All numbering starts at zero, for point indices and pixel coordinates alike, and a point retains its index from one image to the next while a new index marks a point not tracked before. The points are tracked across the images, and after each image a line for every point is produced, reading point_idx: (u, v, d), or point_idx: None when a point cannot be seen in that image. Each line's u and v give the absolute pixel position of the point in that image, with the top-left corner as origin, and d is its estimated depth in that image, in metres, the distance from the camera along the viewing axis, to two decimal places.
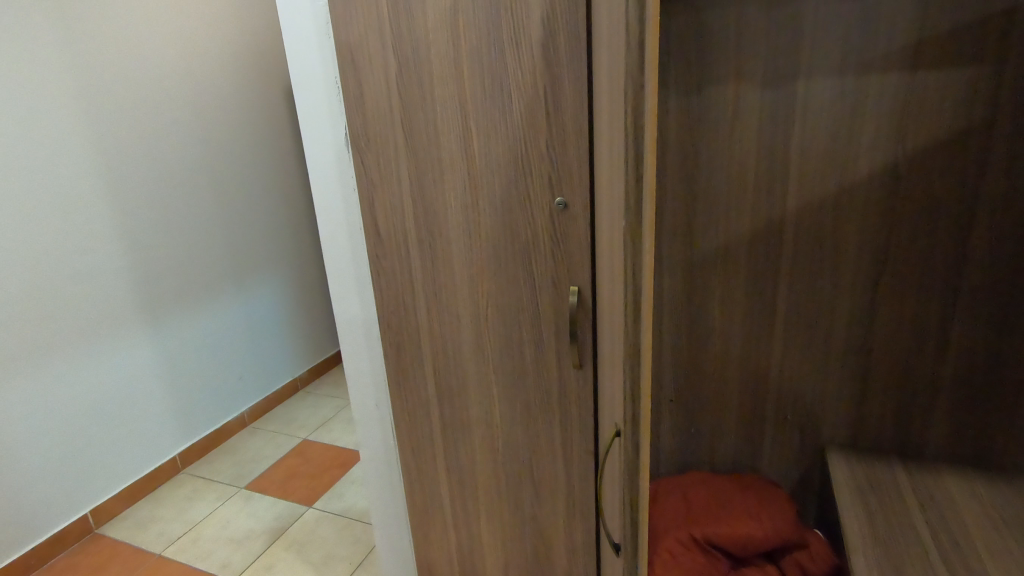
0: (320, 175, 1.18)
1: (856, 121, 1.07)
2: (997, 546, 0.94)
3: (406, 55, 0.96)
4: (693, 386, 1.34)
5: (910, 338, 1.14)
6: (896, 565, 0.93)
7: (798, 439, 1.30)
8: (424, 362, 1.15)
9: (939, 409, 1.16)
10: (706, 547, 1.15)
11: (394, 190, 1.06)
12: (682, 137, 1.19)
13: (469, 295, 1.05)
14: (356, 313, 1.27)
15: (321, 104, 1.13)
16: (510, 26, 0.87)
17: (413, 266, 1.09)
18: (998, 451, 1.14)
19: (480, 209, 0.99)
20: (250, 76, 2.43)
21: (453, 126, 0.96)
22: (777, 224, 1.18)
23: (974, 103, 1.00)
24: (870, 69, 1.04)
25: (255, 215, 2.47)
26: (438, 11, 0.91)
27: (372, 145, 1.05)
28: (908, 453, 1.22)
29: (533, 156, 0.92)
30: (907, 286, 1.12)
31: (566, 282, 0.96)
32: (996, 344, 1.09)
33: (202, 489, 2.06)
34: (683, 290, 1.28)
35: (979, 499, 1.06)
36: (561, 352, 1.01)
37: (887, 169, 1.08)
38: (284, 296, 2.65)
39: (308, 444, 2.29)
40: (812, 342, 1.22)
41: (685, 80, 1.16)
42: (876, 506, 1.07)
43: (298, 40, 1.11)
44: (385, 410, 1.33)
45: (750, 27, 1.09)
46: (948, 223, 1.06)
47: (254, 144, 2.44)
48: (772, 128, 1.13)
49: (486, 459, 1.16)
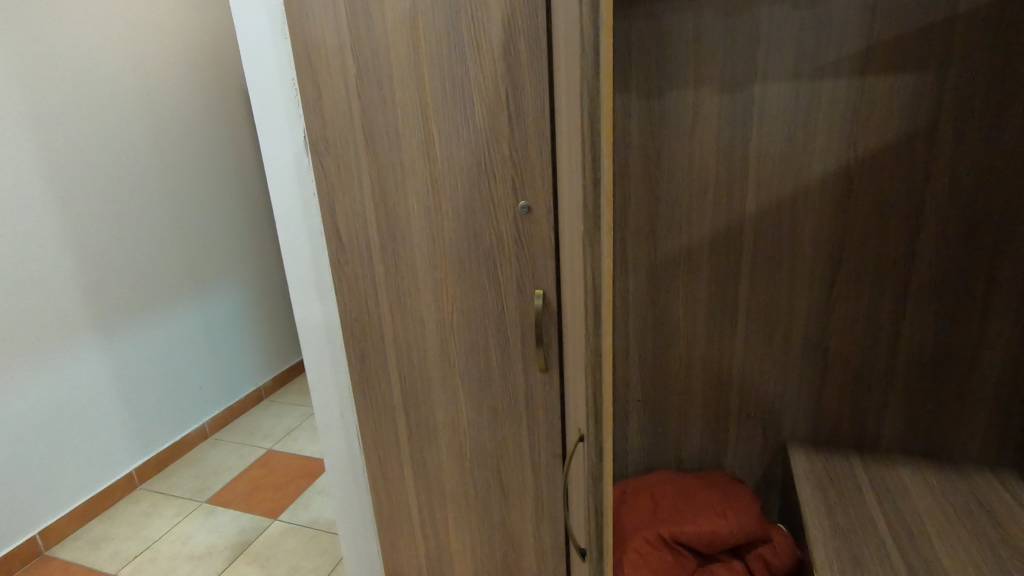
0: (278, 178, 1.15)
1: (810, 126, 1.11)
2: (947, 535, 0.98)
3: (366, 57, 0.94)
4: (659, 386, 1.36)
5: (864, 335, 1.18)
6: (855, 557, 0.95)
7: (760, 436, 1.33)
8: (389, 369, 1.14)
9: (892, 403, 1.21)
10: (674, 545, 1.16)
11: (355, 195, 1.04)
12: (644, 141, 1.21)
13: (434, 300, 1.04)
14: (318, 320, 1.24)
15: (278, 105, 1.10)
16: (471, 29, 0.87)
17: (376, 270, 1.07)
18: (947, 442, 1.19)
19: (444, 213, 0.98)
20: (207, 77, 2.36)
21: (415, 128, 0.95)
22: (737, 225, 1.20)
23: (919, 108, 1.04)
24: (822, 75, 1.07)
25: (214, 220, 2.39)
26: (397, 12, 0.89)
27: (331, 149, 1.03)
28: (864, 447, 1.25)
29: (496, 160, 0.92)
30: (861, 286, 1.16)
31: (531, 286, 0.96)
32: (943, 339, 1.13)
33: (160, 504, 1.98)
34: (648, 291, 1.30)
35: (931, 489, 1.11)
36: (528, 356, 1.01)
37: (839, 173, 1.11)
38: (245, 303, 2.57)
39: (272, 454, 2.23)
40: (772, 341, 1.25)
41: (646, 83, 1.17)
42: (834, 498, 1.10)
43: (253, 40, 1.08)
44: (350, 418, 1.30)
45: (708, 32, 1.11)
46: (897, 223, 1.10)
47: (211, 148, 2.37)
48: (729, 132, 1.15)
49: (454, 465, 1.15)
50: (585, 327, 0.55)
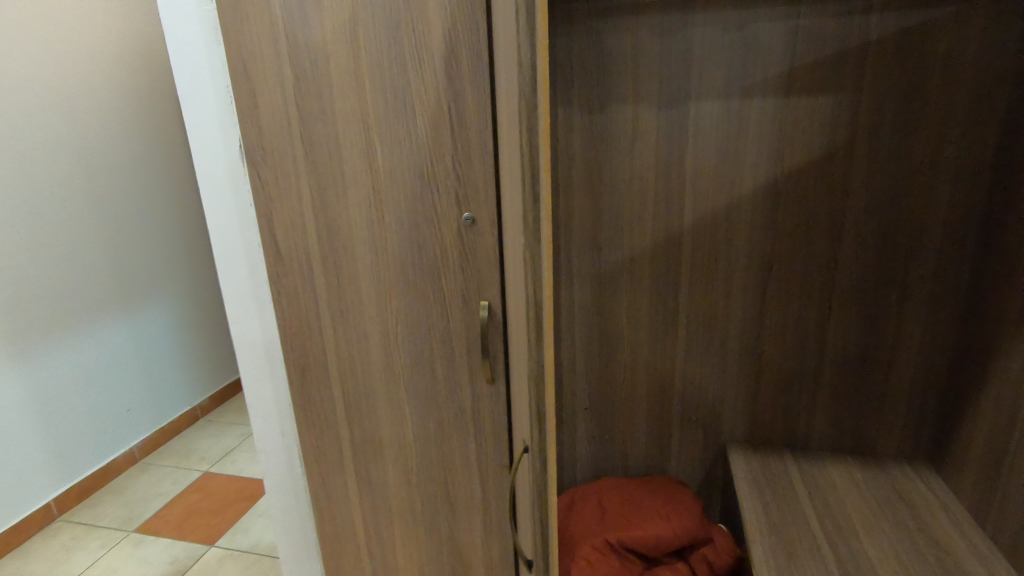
0: (211, 188, 1.11)
1: (740, 142, 1.16)
2: (872, 528, 1.04)
3: (305, 66, 0.92)
4: (604, 393, 1.39)
5: (794, 339, 1.25)
6: (789, 552, 1.00)
7: (701, 439, 1.37)
8: (332, 384, 1.11)
9: (819, 404, 1.27)
10: (620, 550, 1.18)
11: (294, 206, 1.01)
12: (586, 155, 1.24)
13: (378, 312, 1.02)
14: (256, 335, 1.20)
15: (211, 113, 1.07)
16: (413, 42, 0.87)
17: (316, 283, 1.05)
18: (870, 439, 1.26)
19: (387, 225, 0.97)
20: (137, 81, 2.24)
21: (356, 139, 0.94)
22: (675, 236, 1.25)
23: (838, 126, 1.11)
24: (750, 94, 1.13)
25: (143, 230, 2.26)
26: (336, 21, 0.88)
27: (269, 159, 1.00)
28: (796, 446, 1.32)
29: (439, 173, 0.92)
30: (790, 293, 1.22)
31: (476, 297, 0.96)
32: (864, 341, 1.21)
33: (83, 536, 1.84)
34: (593, 301, 1.33)
35: (856, 484, 1.17)
36: (473, 368, 1.00)
37: (768, 186, 1.18)
38: (179, 318, 2.45)
39: (208, 477, 2.12)
40: (710, 347, 1.30)
41: (587, 98, 1.21)
42: (770, 496, 1.15)
43: (184, 46, 1.04)
44: (291, 437, 1.26)
45: (645, 49, 1.16)
46: (822, 234, 1.17)
47: (141, 155, 2.25)
48: (666, 147, 1.20)
49: (400, 480, 1.13)
50: (527, 337, 0.57)
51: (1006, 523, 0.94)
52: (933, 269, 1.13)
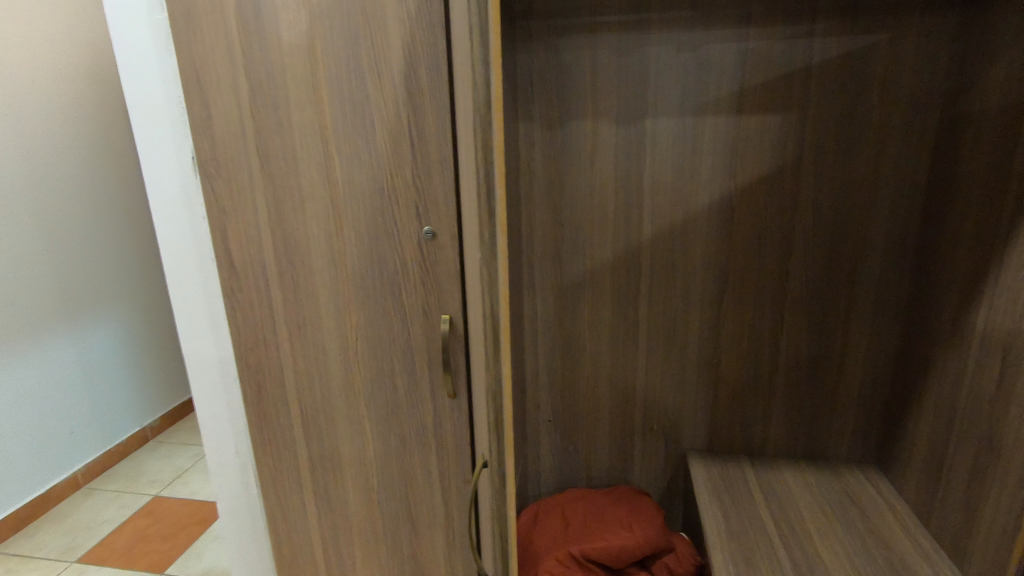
0: (162, 201, 1.08)
1: (695, 158, 1.20)
2: (826, 532, 1.07)
3: (261, 77, 0.91)
4: (567, 405, 1.40)
5: (749, 348, 1.29)
6: (748, 557, 1.01)
7: (662, 448, 1.39)
8: (289, 401, 1.08)
9: (774, 411, 1.31)
10: (583, 562, 1.18)
11: (250, 219, 0.99)
12: (546, 169, 1.26)
13: (337, 327, 1.01)
14: (210, 352, 1.16)
15: (162, 124, 1.04)
16: (372, 56, 0.86)
17: (273, 298, 1.02)
18: (824, 445, 1.30)
19: (346, 239, 0.96)
20: (87, 89, 2.16)
21: (313, 151, 0.92)
22: (634, 249, 1.27)
23: (786, 143, 1.16)
24: (704, 112, 1.17)
25: (90, 243, 2.17)
26: (294, 33, 0.88)
27: (223, 171, 0.97)
28: (753, 452, 1.35)
29: (399, 186, 0.91)
30: (744, 304, 1.26)
31: (437, 311, 0.96)
32: (815, 350, 1.25)
33: (18, 568, 1.73)
34: (555, 312, 1.34)
35: (810, 489, 1.21)
36: (435, 382, 0.99)
37: (722, 201, 1.21)
38: (128, 335, 2.35)
39: (158, 501, 2.02)
40: (669, 357, 1.32)
41: (548, 113, 1.23)
42: (729, 503, 1.17)
43: (133, 54, 1.01)
44: (246, 457, 1.23)
45: (603, 67, 1.18)
46: (773, 247, 1.22)
47: (90, 165, 2.17)
48: (624, 162, 1.23)
49: (361, 498, 1.10)
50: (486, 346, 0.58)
51: (948, 522, 0.99)
52: (876, 281, 1.19)
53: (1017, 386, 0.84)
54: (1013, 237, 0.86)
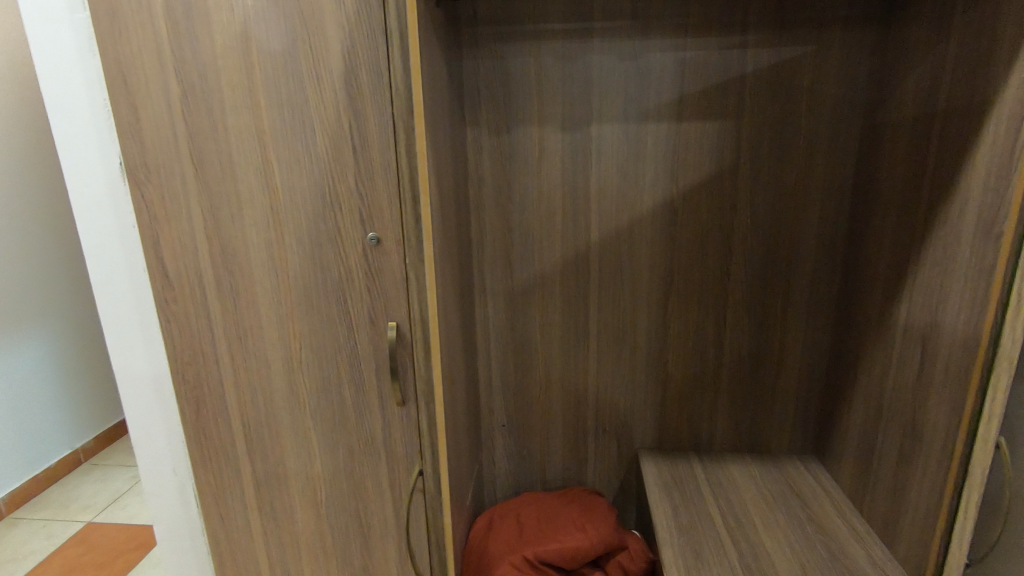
0: (88, 209, 1.03)
1: (639, 163, 1.23)
2: (769, 522, 1.11)
3: (195, 79, 0.87)
4: (520, 409, 1.40)
5: (694, 347, 1.32)
6: (696, 551, 1.04)
7: (615, 448, 1.41)
8: (231, 416, 1.04)
9: (720, 407, 1.36)
10: (538, 564, 1.17)
11: (184, 226, 0.95)
12: (495, 174, 1.26)
13: (280, 338, 0.98)
14: (144, 367, 1.11)
15: (85, 128, 0.99)
16: (311, 60, 0.85)
17: (211, 309, 0.99)
18: (767, 438, 1.36)
19: (287, 247, 0.93)
20: (6, 90, 2.03)
21: (251, 157, 0.90)
22: (582, 252, 1.29)
23: (723, 150, 1.21)
24: (646, 119, 1.21)
25: (12, 255, 2.03)
26: (228, 36, 0.85)
27: (154, 177, 0.93)
28: (701, 448, 1.39)
29: (342, 192, 0.90)
30: (689, 305, 1.30)
31: (384, 318, 0.94)
32: (756, 346, 1.31)
33: None
34: (506, 316, 1.34)
35: (755, 482, 1.25)
36: (383, 391, 0.98)
37: (665, 205, 1.25)
38: (54, 351, 2.21)
39: (92, 528, 1.90)
40: (619, 358, 1.35)
41: (495, 119, 1.23)
42: (678, 498, 1.20)
43: (53, 54, 0.96)
44: (184, 477, 1.18)
45: (547, 75, 1.20)
46: (715, 248, 1.26)
47: (11, 171, 2.03)
48: (570, 167, 1.25)
49: (310, 512, 1.07)
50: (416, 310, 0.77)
51: (879, 506, 1.04)
52: (810, 280, 1.25)
53: (934, 374, 0.90)
54: (927, 237, 0.93)
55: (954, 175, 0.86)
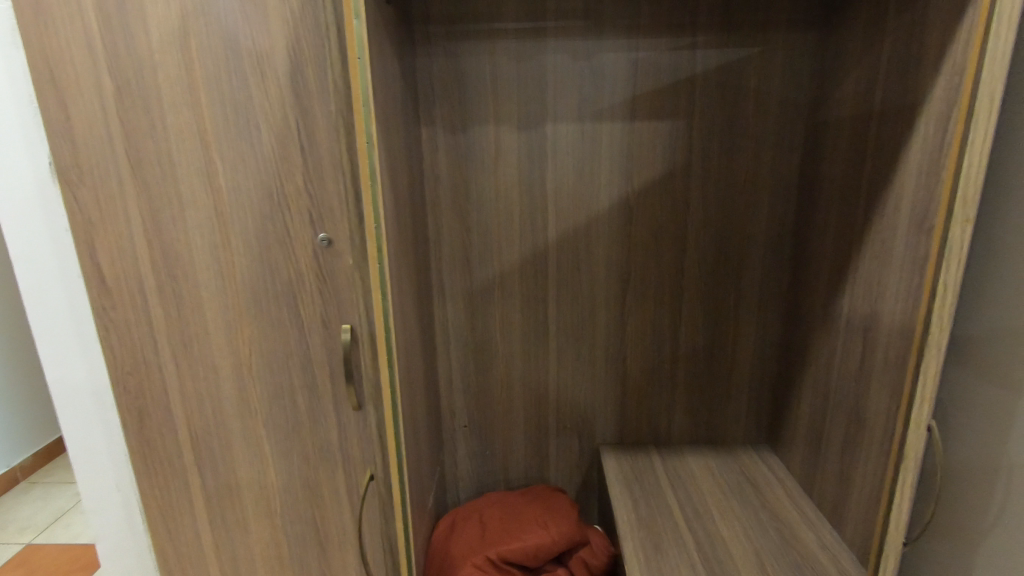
0: (16, 212, 0.98)
1: (594, 161, 1.24)
2: (725, 511, 1.14)
3: (130, 76, 0.84)
4: (481, 409, 1.40)
5: (652, 343, 1.34)
6: (657, 542, 1.05)
7: (576, 444, 1.42)
8: (177, 427, 1.00)
9: (678, 401, 1.38)
10: (502, 564, 1.16)
11: (122, 229, 0.91)
12: (450, 174, 1.26)
13: (228, 343, 0.94)
14: (81, 378, 1.06)
15: (10, 126, 0.94)
16: (255, 57, 0.82)
17: (153, 316, 0.94)
18: (723, 429, 1.39)
19: (233, 249, 0.90)
20: None
21: (193, 157, 0.86)
22: (540, 251, 1.30)
23: (676, 148, 1.23)
24: (599, 118, 1.22)
25: None
26: (165, 31, 0.82)
27: (88, 179, 0.89)
28: (660, 442, 1.42)
29: (291, 193, 0.87)
30: (646, 301, 1.32)
31: (337, 322, 0.93)
32: (711, 340, 1.34)
33: None
34: (465, 317, 1.34)
35: (712, 473, 1.28)
36: (338, 395, 0.96)
37: (621, 202, 1.27)
38: None
39: (31, 550, 1.80)
40: (578, 355, 1.36)
41: (449, 118, 1.22)
42: (638, 492, 1.22)
43: None
44: (128, 491, 1.13)
45: (502, 74, 1.20)
46: (670, 245, 1.28)
47: None
48: (526, 166, 1.25)
49: (264, 522, 1.04)
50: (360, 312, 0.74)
51: (828, 490, 1.08)
52: (760, 275, 1.29)
53: (875, 363, 0.94)
54: (867, 232, 0.97)
55: (890, 173, 0.90)
